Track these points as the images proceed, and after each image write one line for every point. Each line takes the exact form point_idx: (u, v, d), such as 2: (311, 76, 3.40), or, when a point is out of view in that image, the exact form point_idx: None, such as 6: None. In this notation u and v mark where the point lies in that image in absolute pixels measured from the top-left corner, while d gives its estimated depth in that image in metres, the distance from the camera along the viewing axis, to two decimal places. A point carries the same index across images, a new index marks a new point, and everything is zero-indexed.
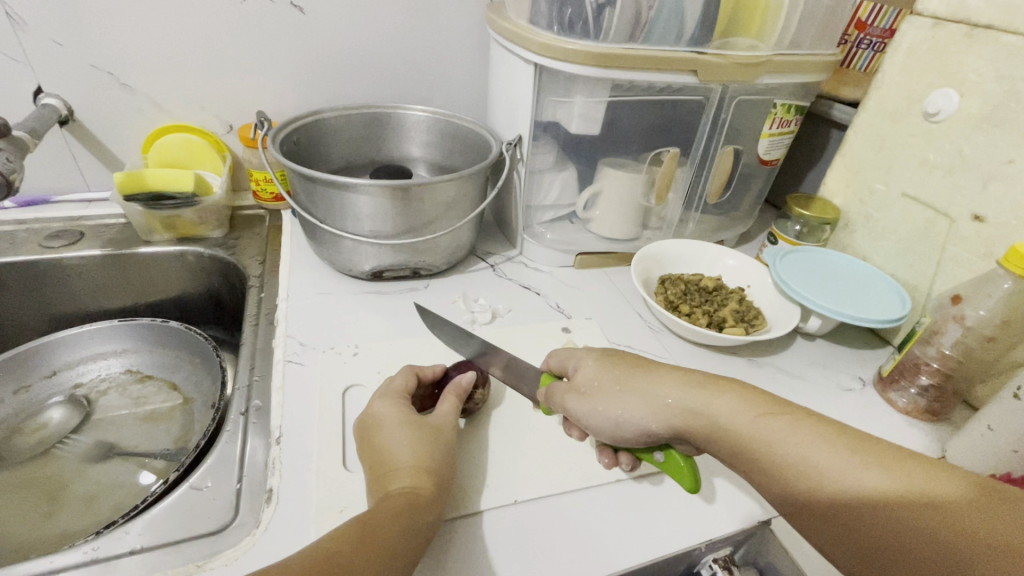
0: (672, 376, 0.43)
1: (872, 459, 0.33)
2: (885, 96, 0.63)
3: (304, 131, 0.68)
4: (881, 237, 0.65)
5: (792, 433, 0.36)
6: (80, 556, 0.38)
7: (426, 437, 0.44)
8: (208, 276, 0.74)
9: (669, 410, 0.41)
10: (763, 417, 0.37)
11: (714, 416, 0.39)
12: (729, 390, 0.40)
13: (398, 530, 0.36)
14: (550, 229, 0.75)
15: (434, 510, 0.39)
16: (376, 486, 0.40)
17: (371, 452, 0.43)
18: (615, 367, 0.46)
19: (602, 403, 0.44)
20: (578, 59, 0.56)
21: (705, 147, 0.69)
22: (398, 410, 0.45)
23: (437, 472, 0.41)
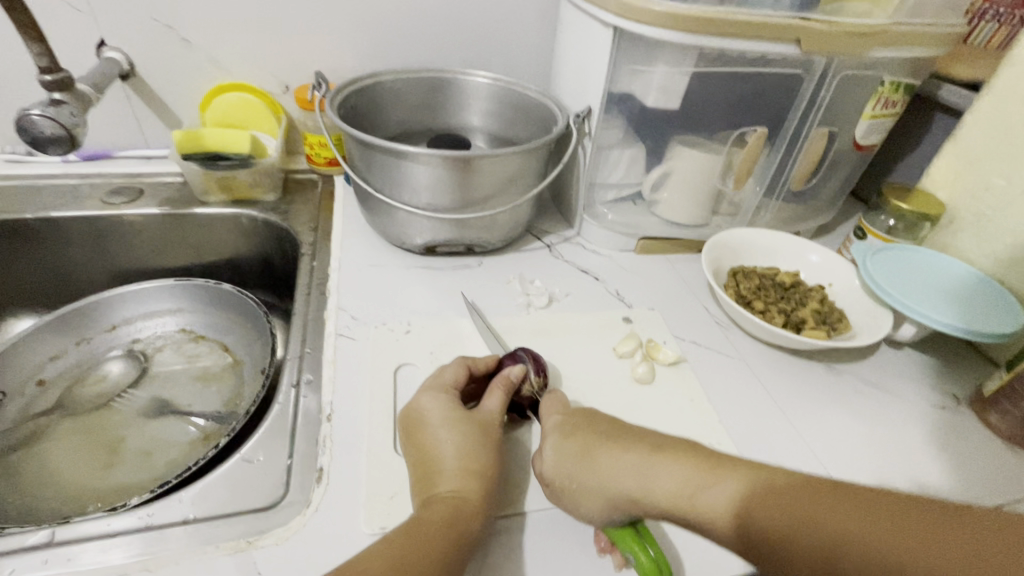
0: (613, 454, 0.39)
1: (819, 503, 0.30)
2: (1019, 77, 0.54)
3: (361, 94, 0.66)
4: (993, 239, 0.58)
5: (735, 493, 0.33)
6: (136, 520, 0.38)
7: (474, 438, 0.42)
8: (260, 240, 0.73)
9: (618, 497, 0.37)
10: (707, 486, 0.34)
11: (662, 494, 0.35)
12: (673, 465, 0.36)
13: (440, 542, 0.34)
14: (612, 210, 0.70)
15: (481, 519, 0.37)
16: (420, 487, 0.39)
17: (414, 449, 0.41)
18: (569, 447, 0.41)
19: (567, 499, 0.40)
20: (664, 22, 0.50)
21: (796, 127, 0.62)
22: (443, 406, 0.43)
23: (485, 476, 0.39)
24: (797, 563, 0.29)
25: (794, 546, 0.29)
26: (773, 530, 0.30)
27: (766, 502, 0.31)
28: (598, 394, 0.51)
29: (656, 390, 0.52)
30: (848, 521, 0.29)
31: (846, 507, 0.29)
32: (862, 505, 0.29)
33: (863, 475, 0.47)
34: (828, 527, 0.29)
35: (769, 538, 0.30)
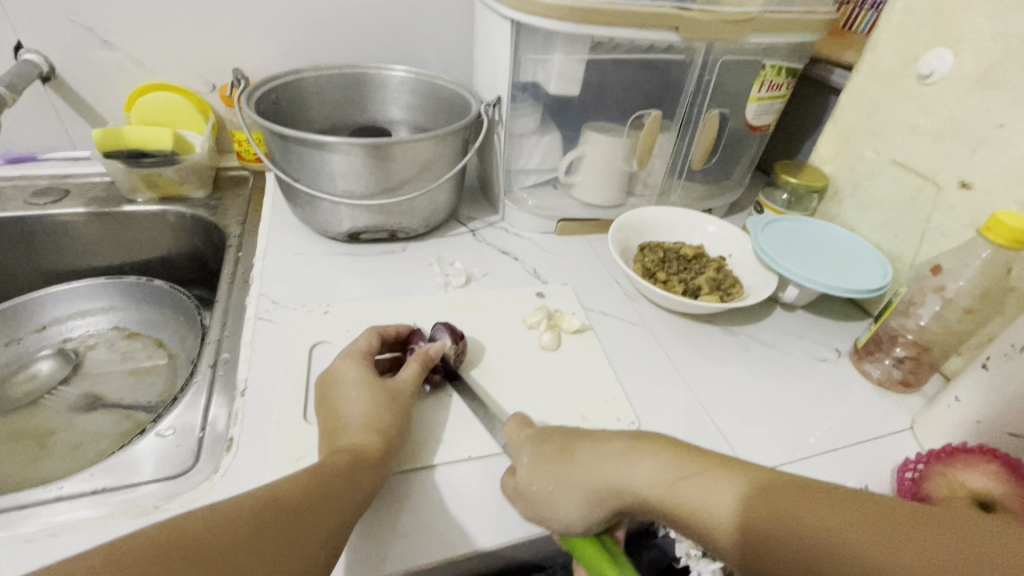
0: (592, 450, 0.39)
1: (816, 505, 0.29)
2: (880, 58, 0.60)
3: (283, 90, 0.68)
4: (868, 206, 0.63)
5: (721, 489, 0.32)
6: (47, 493, 0.40)
7: (382, 400, 0.44)
8: (191, 236, 0.75)
9: (596, 493, 0.37)
10: (683, 479, 0.33)
11: (641, 485, 0.35)
12: (651, 456, 0.35)
13: (343, 478, 0.37)
14: (532, 195, 0.73)
15: (379, 466, 0.40)
16: (325, 442, 0.42)
17: (325, 409, 0.44)
18: (544, 455, 0.41)
19: (545, 507, 0.39)
20: (554, 13, 0.54)
21: (689, 110, 0.67)
22: (356, 370, 0.46)
23: (386, 432, 0.42)
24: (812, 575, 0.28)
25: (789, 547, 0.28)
26: (792, 537, 0.28)
27: (787, 517, 0.29)
28: (506, 361, 0.54)
29: (561, 356, 0.55)
30: (853, 535, 0.27)
31: (868, 525, 0.27)
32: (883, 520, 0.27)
33: (747, 421, 0.52)
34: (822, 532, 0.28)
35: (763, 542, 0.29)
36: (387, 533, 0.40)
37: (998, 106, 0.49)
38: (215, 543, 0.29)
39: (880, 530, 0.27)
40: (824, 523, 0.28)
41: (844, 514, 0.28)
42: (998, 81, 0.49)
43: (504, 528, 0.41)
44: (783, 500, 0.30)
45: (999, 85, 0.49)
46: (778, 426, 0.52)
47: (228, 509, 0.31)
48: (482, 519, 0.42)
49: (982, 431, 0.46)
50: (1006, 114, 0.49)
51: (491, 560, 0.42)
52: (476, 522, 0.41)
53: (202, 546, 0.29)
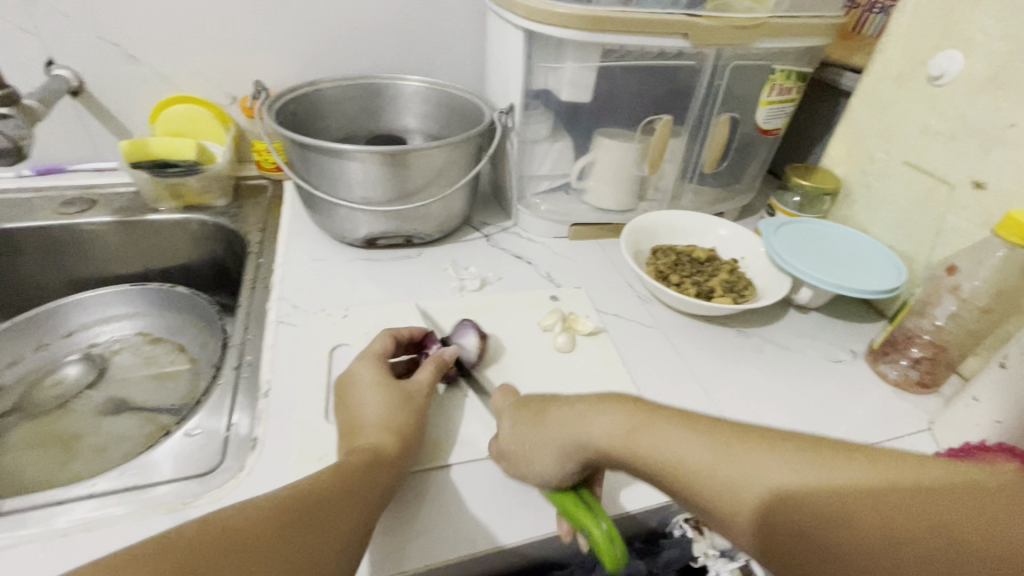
0: (561, 409, 0.39)
1: (791, 457, 0.29)
2: (889, 60, 0.60)
3: (302, 101, 0.70)
4: (881, 208, 0.63)
5: (687, 442, 0.32)
6: (80, 491, 0.41)
7: (400, 401, 0.45)
8: (212, 244, 0.77)
9: (566, 448, 0.37)
10: (649, 431, 0.33)
11: (605, 439, 0.35)
12: (617, 410, 0.35)
13: (364, 476, 0.38)
14: (545, 200, 0.74)
15: (397, 464, 0.41)
16: (343, 443, 0.43)
17: (343, 411, 0.45)
18: (519, 416, 0.42)
19: (524, 463, 0.41)
20: (566, 22, 0.55)
21: (699, 114, 0.67)
22: (373, 372, 0.47)
23: (403, 432, 0.43)
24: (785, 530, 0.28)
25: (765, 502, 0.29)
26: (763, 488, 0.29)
27: (761, 471, 0.29)
28: (521, 363, 0.55)
29: (576, 358, 0.56)
30: (831, 491, 0.28)
31: (835, 482, 0.28)
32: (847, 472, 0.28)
33: (764, 422, 0.52)
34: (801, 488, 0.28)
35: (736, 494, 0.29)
36: (408, 531, 0.41)
37: (1010, 106, 0.50)
38: (244, 543, 0.30)
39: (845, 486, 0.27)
40: (798, 479, 0.28)
41: (806, 467, 0.29)
42: (1008, 82, 0.49)
43: (522, 526, 0.42)
44: (747, 451, 0.30)
45: (1010, 85, 0.49)
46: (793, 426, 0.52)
47: (252, 511, 0.32)
48: (501, 517, 0.42)
49: (1000, 431, 0.46)
50: (1018, 114, 0.49)
51: (510, 559, 0.43)
52: (496, 521, 0.42)
53: (232, 546, 0.30)
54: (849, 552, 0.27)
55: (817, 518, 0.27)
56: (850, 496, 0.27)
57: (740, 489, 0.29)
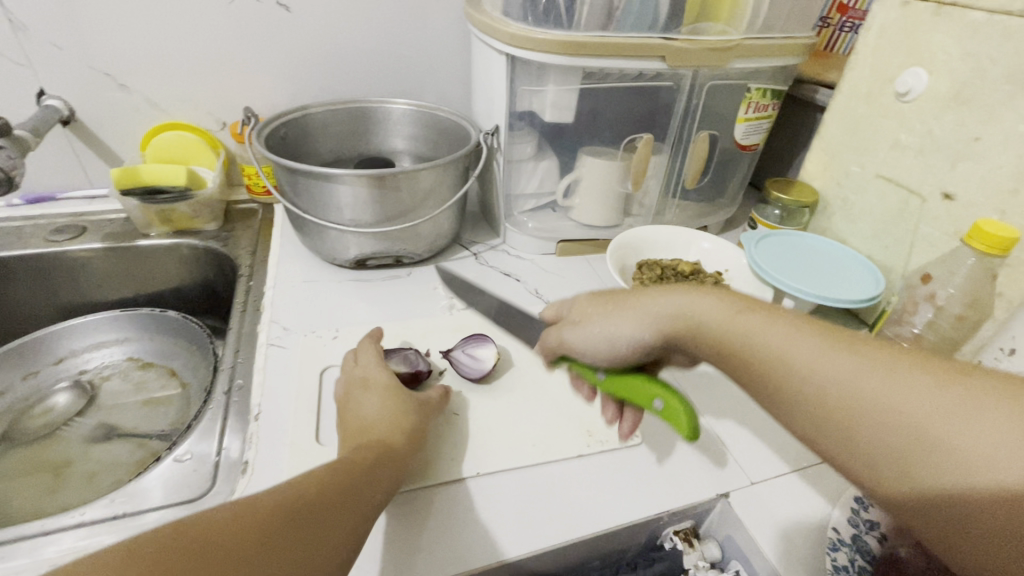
0: (653, 291, 0.40)
1: (890, 367, 0.28)
2: (859, 78, 0.62)
3: (291, 126, 0.71)
4: (857, 219, 0.65)
5: (789, 329, 0.32)
6: (70, 520, 0.41)
7: (410, 410, 0.46)
8: (203, 268, 0.77)
9: (645, 321, 0.38)
10: (746, 312, 0.34)
11: (701, 314, 0.36)
12: (716, 294, 0.37)
13: (361, 479, 0.38)
14: (531, 218, 0.76)
15: (402, 464, 0.41)
16: (351, 436, 0.43)
17: (348, 409, 0.46)
18: (602, 299, 0.43)
19: (586, 347, 0.43)
20: (547, 48, 0.57)
21: (679, 133, 0.69)
22: (385, 374, 0.49)
23: (413, 435, 0.44)
24: (853, 426, 0.28)
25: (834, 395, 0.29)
26: (842, 384, 0.29)
27: (858, 371, 0.29)
28: (511, 379, 0.56)
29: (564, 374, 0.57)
30: (915, 406, 0.27)
31: (959, 414, 0.26)
32: (982, 409, 0.26)
33: (750, 433, 0.52)
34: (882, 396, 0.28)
35: (806, 382, 0.30)
36: (398, 550, 0.41)
37: (973, 121, 0.52)
38: (216, 553, 0.28)
39: (971, 419, 0.25)
40: (885, 387, 0.28)
41: (922, 388, 0.27)
42: (970, 98, 0.52)
43: (512, 543, 0.42)
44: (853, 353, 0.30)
45: (971, 101, 0.52)
46: (779, 437, 0.52)
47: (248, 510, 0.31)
48: (492, 533, 0.43)
49: None
50: (981, 128, 0.51)
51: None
52: (487, 537, 0.42)
53: (222, 547, 0.28)
54: (907, 459, 0.27)
55: (888, 416, 0.27)
56: (948, 416, 0.26)
57: (828, 383, 0.30)
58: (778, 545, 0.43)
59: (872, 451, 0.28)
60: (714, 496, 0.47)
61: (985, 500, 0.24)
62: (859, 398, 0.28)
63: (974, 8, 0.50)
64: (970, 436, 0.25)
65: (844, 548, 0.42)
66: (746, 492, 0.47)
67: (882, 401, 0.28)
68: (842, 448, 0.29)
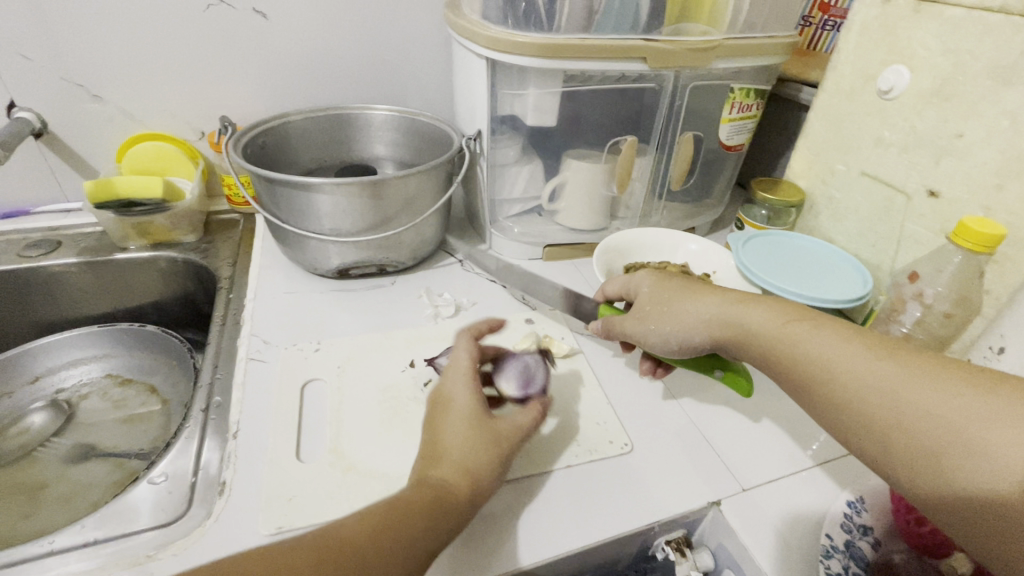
0: (710, 296, 0.45)
1: (920, 374, 0.33)
2: (841, 76, 0.62)
3: (270, 134, 0.70)
4: (844, 218, 0.65)
5: (830, 337, 0.37)
6: (39, 549, 0.40)
7: (491, 442, 0.42)
8: (183, 281, 0.75)
9: (701, 322, 0.44)
10: (795, 323, 0.39)
11: (754, 323, 0.41)
12: (770, 306, 0.42)
13: (421, 525, 0.36)
14: (517, 223, 0.75)
15: (460, 514, 0.38)
16: (421, 462, 0.41)
17: (429, 428, 0.43)
18: (668, 287, 0.48)
19: (644, 332, 0.47)
20: (526, 51, 0.56)
21: (664, 135, 0.69)
22: (470, 401, 0.43)
23: (480, 478, 0.40)
24: (882, 424, 0.33)
25: (868, 395, 0.34)
26: (877, 385, 0.34)
27: (889, 376, 0.34)
28: None
29: (552, 381, 0.56)
30: (941, 407, 0.31)
31: (990, 420, 0.29)
32: (1008, 414, 0.29)
33: (741, 439, 0.51)
34: (909, 396, 0.32)
35: (841, 384, 0.35)
36: None
37: (955, 118, 0.51)
38: None
39: (991, 425, 0.29)
40: (913, 391, 0.32)
41: (955, 396, 0.31)
42: (952, 94, 0.51)
43: (497, 558, 0.41)
44: (897, 361, 0.34)
45: (954, 97, 0.51)
46: (770, 441, 0.52)
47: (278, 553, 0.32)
48: (477, 549, 0.41)
49: None
50: (963, 124, 0.51)
51: None
52: (471, 555, 0.41)
53: None
54: (929, 453, 0.31)
55: (912, 416, 0.32)
56: (969, 418, 0.30)
57: (862, 385, 0.34)
58: (772, 555, 0.42)
59: (900, 442, 0.32)
60: (706, 505, 0.45)
61: (988, 496, 0.29)
62: (886, 399, 0.33)
63: (952, 4, 0.50)
64: (997, 439, 0.29)
65: (837, 554, 0.42)
66: (738, 498, 0.46)
67: (909, 404, 0.32)
68: (873, 444, 0.34)
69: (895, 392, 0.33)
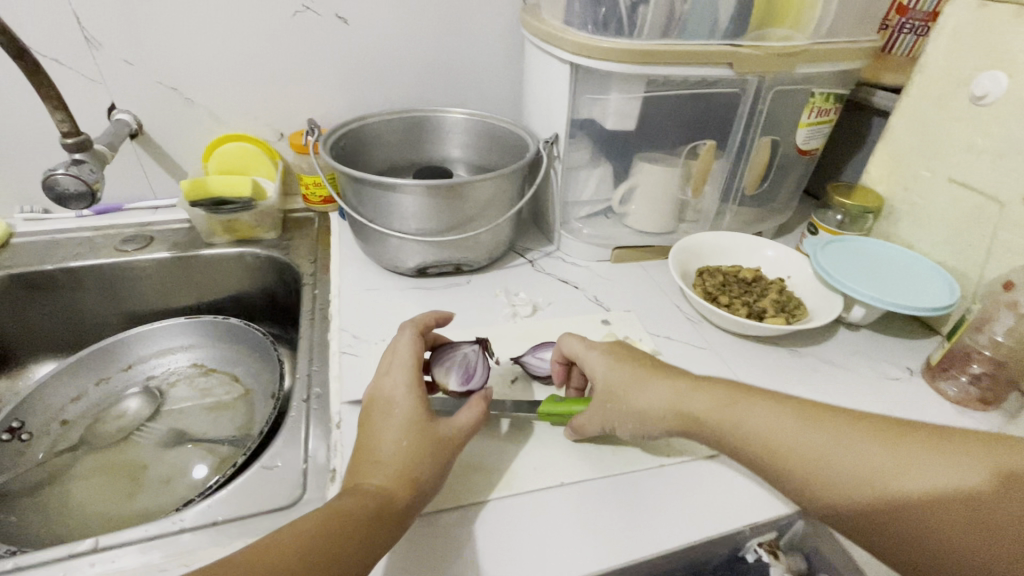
0: (655, 382, 0.45)
1: (845, 436, 0.39)
2: (929, 81, 0.61)
3: (351, 136, 0.72)
4: (927, 225, 0.64)
5: (764, 415, 0.41)
6: (172, 526, 0.43)
7: (423, 448, 0.42)
8: (265, 276, 0.79)
9: (654, 414, 0.44)
10: (733, 406, 0.43)
11: (698, 409, 0.43)
12: (705, 387, 0.44)
13: (364, 539, 0.36)
14: (587, 225, 0.76)
15: (399, 522, 0.38)
16: (353, 471, 0.41)
17: (364, 432, 0.43)
18: (619, 368, 0.47)
19: (602, 420, 0.46)
20: (614, 57, 0.58)
21: (740, 139, 0.69)
22: (409, 402, 0.44)
23: (420, 479, 0.41)
24: (834, 493, 0.38)
25: (816, 468, 0.38)
26: (820, 459, 0.38)
27: (824, 447, 0.38)
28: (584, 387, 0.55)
29: None
30: (872, 467, 0.37)
31: (909, 469, 0.36)
32: (917, 462, 0.36)
33: None
34: (847, 462, 0.38)
35: (794, 463, 0.39)
36: (479, 563, 0.41)
37: None
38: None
39: (915, 472, 0.36)
40: (847, 455, 0.38)
41: (876, 452, 0.37)
42: None
43: (605, 549, 0.42)
44: (825, 431, 0.39)
45: None
46: None
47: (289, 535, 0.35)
48: (584, 541, 0.43)
49: None
50: None
51: None
52: (579, 545, 0.42)
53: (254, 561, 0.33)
54: (876, 511, 0.36)
55: (856, 481, 0.37)
56: (895, 472, 0.36)
57: (808, 459, 0.39)
58: None
59: (853, 507, 0.37)
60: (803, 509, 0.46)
61: (927, 533, 0.35)
62: (831, 470, 0.38)
63: None
64: (919, 485, 0.35)
65: None
66: None
67: (849, 466, 0.37)
68: (829, 509, 0.38)
69: (832, 462, 0.38)
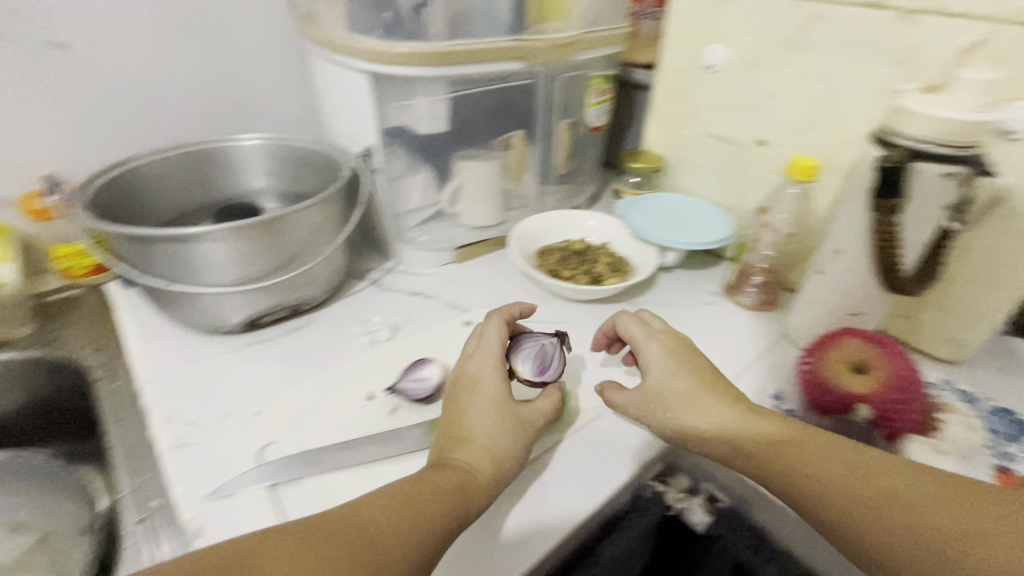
0: (713, 405, 0.44)
1: (897, 481, 0.36)
2: (674, 57, 0.73)
3: (111, 187, 0.59)
4: (699, 174, 0.77)
5: (821, 448, 0.40)
6: None
7: (512, 425, 0.45)
8: (30, 386, 0.61)
9: (702, 435, 0.44)
10: (789, 438, 0.41)
11: (750, 440, 0.42)
12: (762, 420, 0.43)
13: (410, 530, 0.35)
14: (422, 232, 0.74)
15: (481, 499, 0.40)
16: (443, 452, 0.44)
17: (454, 414, 0.46)
18: (678, 374, 0.47)
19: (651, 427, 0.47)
20: (411, 61, 0.57)
21: (543, 126, 0.74)
22: (498, 387, 0.47)
23: (502, 463, 0.43)
24: (870, 533, 0.35)
25: (853, 501, 0.37)
26: (859, 499, 0.36)
27: (870, 482, 0.37)
28: None
29: None
30: (924, 508, 0.35)
31: (976, 523, 0.33)
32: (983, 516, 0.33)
33: None
34: (889, 499, 0.36)
35: (835, 495, 0.37)
36: None
37: (767, 81, 0.65)
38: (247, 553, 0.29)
39: (975, 526, 0.33)
40: (895, 494, 0.36)
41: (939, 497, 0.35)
42: (761, 63, 0.65)
43: (530, 544, 0.42)
44: (874, 472, 0.37)
45: (763, 66, 0.65)
46: None
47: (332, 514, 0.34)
48: (509, 545, 0.42)
49: (834, 319, 0.60)
50: (773, 86, 0.65)
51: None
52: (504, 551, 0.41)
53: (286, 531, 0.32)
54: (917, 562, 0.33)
55: (894, 524, 0.35)
56: (942, 520, 0.34)
57: (851, 495, 0.37)
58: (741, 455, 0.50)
59: (891, 553, 0.34)
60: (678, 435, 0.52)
61: None
62: (873, 507, 0.36)
63: None
64: (981, 545, 0.32)
65: None
66: None
67: (894, 508, 0.35)
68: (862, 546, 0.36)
69: (877, 499, 0.36)
